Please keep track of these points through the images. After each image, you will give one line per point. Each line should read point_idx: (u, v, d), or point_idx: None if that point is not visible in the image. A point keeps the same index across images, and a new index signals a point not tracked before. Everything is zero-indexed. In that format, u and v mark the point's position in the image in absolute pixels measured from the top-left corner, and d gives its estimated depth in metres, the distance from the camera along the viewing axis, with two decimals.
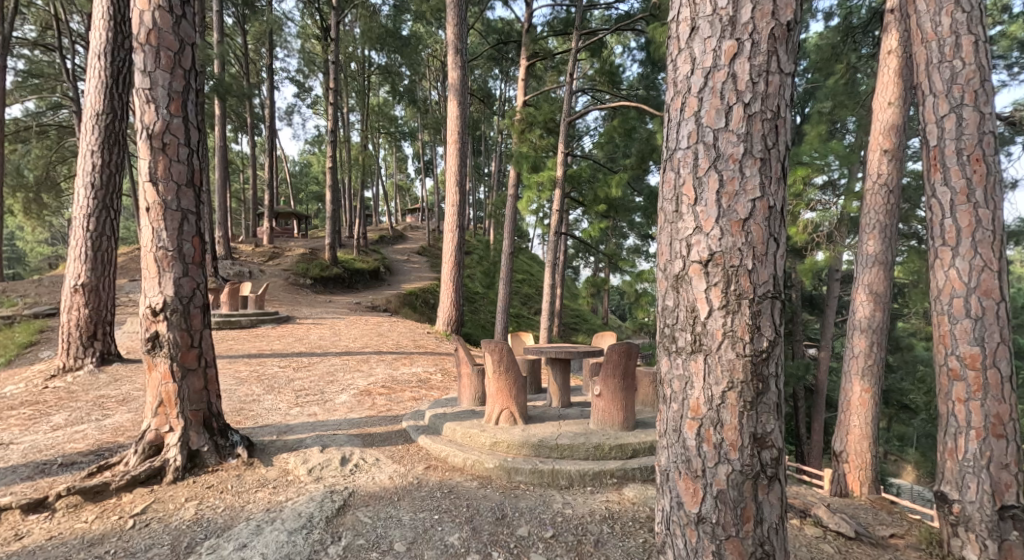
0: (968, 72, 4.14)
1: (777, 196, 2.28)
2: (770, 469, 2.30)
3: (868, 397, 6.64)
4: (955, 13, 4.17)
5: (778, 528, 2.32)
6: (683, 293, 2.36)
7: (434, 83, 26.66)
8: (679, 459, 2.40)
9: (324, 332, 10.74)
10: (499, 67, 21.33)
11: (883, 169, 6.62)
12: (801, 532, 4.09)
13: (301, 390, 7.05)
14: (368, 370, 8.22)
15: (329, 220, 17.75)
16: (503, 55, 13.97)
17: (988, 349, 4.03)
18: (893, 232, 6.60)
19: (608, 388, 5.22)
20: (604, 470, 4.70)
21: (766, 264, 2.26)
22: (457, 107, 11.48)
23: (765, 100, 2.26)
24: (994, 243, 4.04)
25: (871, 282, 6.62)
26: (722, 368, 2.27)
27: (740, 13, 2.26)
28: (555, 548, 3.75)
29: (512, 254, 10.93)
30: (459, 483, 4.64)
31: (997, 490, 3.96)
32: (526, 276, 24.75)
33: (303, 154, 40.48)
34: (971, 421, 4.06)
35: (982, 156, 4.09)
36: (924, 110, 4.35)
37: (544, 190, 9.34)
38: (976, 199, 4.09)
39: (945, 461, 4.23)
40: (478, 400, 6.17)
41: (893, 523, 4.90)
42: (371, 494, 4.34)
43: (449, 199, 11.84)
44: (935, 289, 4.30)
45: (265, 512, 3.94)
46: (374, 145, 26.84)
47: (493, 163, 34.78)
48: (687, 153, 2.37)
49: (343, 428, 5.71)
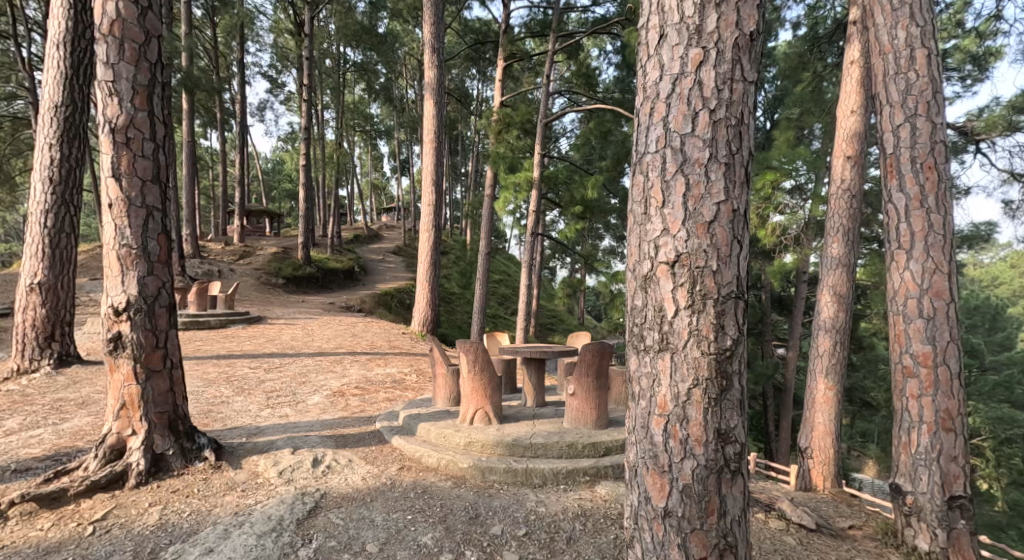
0: (922, 84, 4.33)
1: (740, 200, 2.38)
2: (733, 463, 2.39)
3: (832, 395, 6.87)
4: (910, 26, 4.37)
5: (741, 520, 2.40)
6: (651, 294, 2.43)
7: (410, 81, 26.49)
8: (646, 454, 2.46)
9: (297, 332, 10.62)
10: (478, 67, 21.39)
11: (847, 174, 6.86)
12: (766, 525, 4.21)
13: (272, 391, 6.95)
14: (342, 371, 8.17)
15: (302, 219, 17.51)
16: (480, 55, 14.01)
17: (939, 348, 4.21)
18: (855, 235, 6.85)
19: (581, 387, 5.31)
20: (577, 469, 4.77)
21: (730, 265, 2.35)
22: (433, 107, 11.46)
23: (730, 106, 2.34)
24: (945, 247, 4.24)
25: (835, 283, 6.85)
26: (687, 366, 2.35)
27: (705, 22, 2.34)
28: (528, 546, 3.79)
29: (488, 255, 10.94)
30: (432, 483, 4.65)
31: (947, 482, 4.14)
32: (502, 277, 24.77)
33: (276, 151, 39.85)
34: (923, 416, 4.25)
35: (934, 164, 4.28)
36: (881, 119, 4.53)
37: (521, 191, 9.42)
38: (928, 205, 4.28)
39: (900, 455, 4.41)
40: (453, 400, 6.19)
41: (851, 515, 5.10)
42: (343, 495, 4.33)
43: (425, 198, 11.78)
44: (891, 290, 4.48)
45: (233, 516, 3.89)
46: (350, 144, 26.49)
47: (470, 163, 34.78)
48: (655, 157, 2.44)
49: (315, 429, 5.66)
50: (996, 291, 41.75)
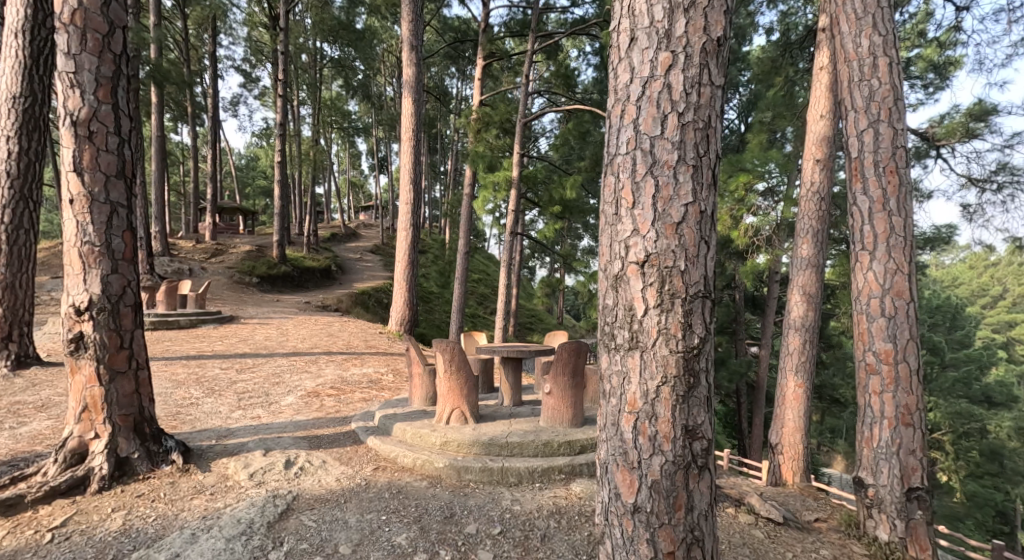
0: (884, 90, 4.47)
1: (708, 202, 2.42)
2: (700, 459, 2.43)
3: (801, 392, 7.04)
4: (872, 35, 4.51)
5: (708, 515, 2.46)
6: (621, 293, 2.47)
7: (389, 78, 26.23)
8: (617, 451, 2.50)
9: (270, 332, 10.44)
10: (457, 65, 21.34)
11: (816, 177, 7.03)
12: (735, 520, 4.32)
13: (244, 392, 6.83)
14: (317, 371, 8.07)
15: (277, 216, 17.22)
16: (459, 54, 13.95)
17: (900, 346, 4.35)
18: (824, 236, 7.03)
19: (557, 386, 5.35)
20: (552, 466, 4.81)
21: (697, 265, 2.40)
22: (411, 104, 11.38)
23: (698, 109, 2.39)
24: (905, 248, 4.38)
25: (804, 283, 7.02)
26: (656, 364, 2.39)
27: (674, 26, 2.38)
28: (502, 544, 3.81)
29: (467, 254, 10.93)
30: (408, 483, 4.64)
31: (906, 475, 4.29)
32: (481, 276, 24.76)
33: (250, 147, 39.07)
34: (884, 412, 4.39)
35: (896, 168, 4.42)
36: (846, 124, 4.65)
37: (499, 190, 9.46)
38: (890, 208, 4.42)
39: (862, 449, 4.55)
40: (429, 400, 6.17)
41: (817, 508, 5.25)
42: (316, 497, 4.28)
43: (404, 196, 11.68)
44: (855, 290, 4.61)
45: (201, 519, 3.82)
46: (326, 141, 26.10)
47: (448, 162, 34.61)
48: (626, 158, 2.48)
49: (288, 430, 5.58)
50: (957, 292, 43.31)
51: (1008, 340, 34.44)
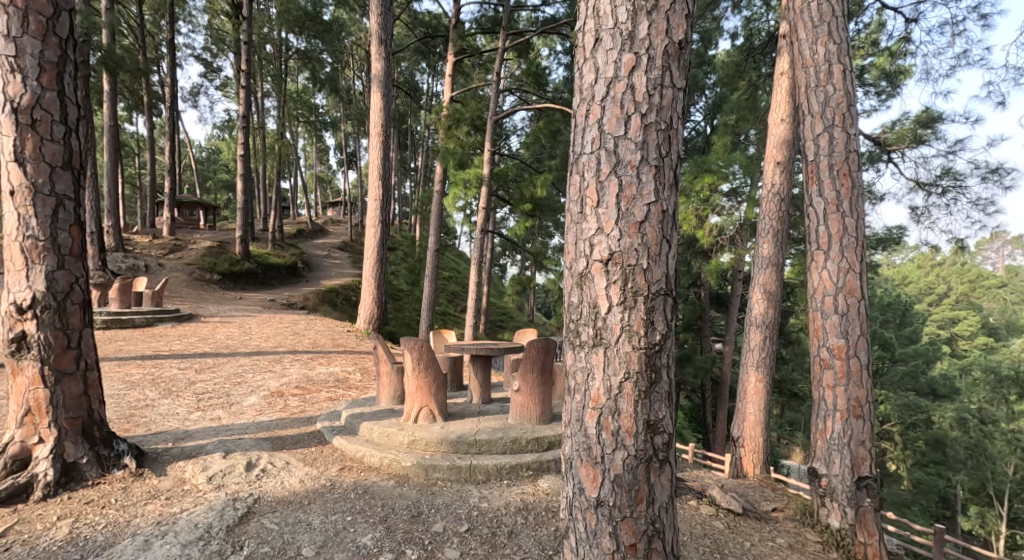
0: (838, 96, 4.63)
1: (669, 202, 2.48)
2: (661, 452, 2.49)
3: (762, 387, 7.25)
4: (827, 43, 4.68)
5: (668, 507, 2.52)
6: (587, 290, 2.50)
7: (357, 72, 25.83)
8: (581, 446, 2.54)
9: (233, 331, 10.18)
10: (426, 60, 21.14)
11: (776, 179, 7.23)
12: (696, 511, 4.45)
13: (204, 393, 6.65)
14: (281, 370, 7.91)
15: (240, 212, 16.78)
16: (429, 49, 13.82)
17: (851, 341, 4.53)
18: (783, 236, 7.27)
19: (526, 384, 5.38)
20: (520, 463, 4.84)
21: (659, 264, 2.45)
22: (380, 99, 11.23)
23: (660, 111, 2.44)
24: (857, 248, 4.56)
25: (765, 282, 7.23)
26: (618, 360, 2.44)
27: (637, 29, 2.43)
28: (469, 542, 3.82)
29: (436, 251, 10.86)
30: (374, 482, 4.60)
31: (856, 464, 4.48)
32: (452, 273, 24.66)
33: (211, 139, 37.93)
34: (836, 405, 4.57)
35: (848, 172, 4.60)
36: (803, 128, 4.81)
37: (470, 187, 9.31)
38: (843, 210, 4.59)
39: (816, 441, 4.73)
40: (397, 399, 6.12)
41: (775, 498, 5.43)
42: (278, 499, 4.21)
43: (372, 192, 11.53)
44: (811, 288, 4.78)
45: (155, 526, 3.71)
46: (292, 135, 25.51)
47: (418, 159, 34.33)
48: (591, 158, 2.51)
49: (250, 432, 5.47)
50: (907, 289, 45.39)
51: (952, 336, 36.34)
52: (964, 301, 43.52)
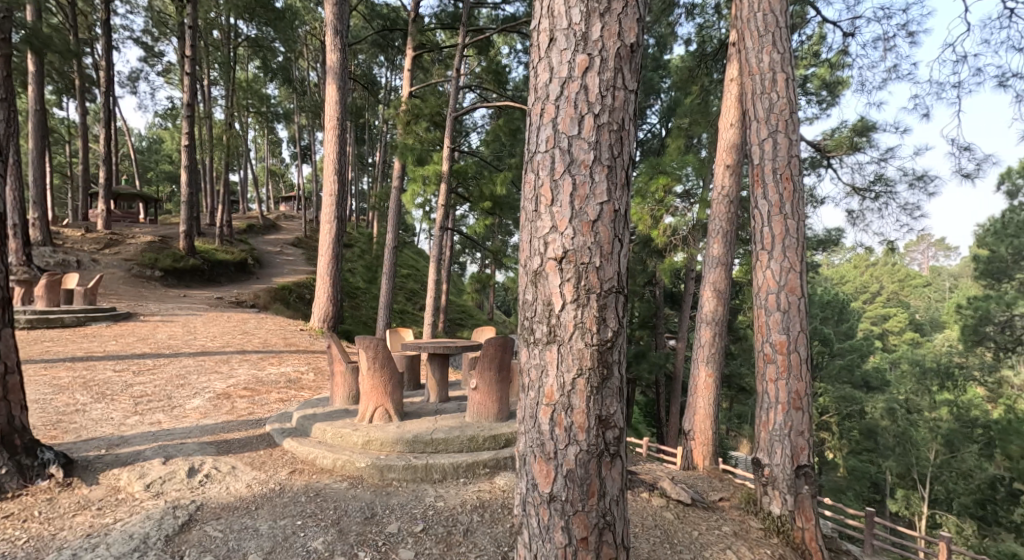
0: (781, 104, 4.83)
1: (621, 201, 2.53)
2: (613, 446, 2.54)
3: (711, 382, 7.49)
4: (772, 52, 4.88)
5: (619, 500, 2.57)
6: (541, 288, 2.53)
7: (311, 63, 25.16)
8: (535, 442, 2.57)
9: (175, 330, 9.75)
10: (385, 54, 20.80)
11: (726, 181, 7.47)
12: (648, 504, 4.60)
13: (142, 396, 6.35)
14: (228, 371, 7.64)
15: (184, 205, 16.06)
16: (387, 42, 13.61)
17: (792, 337, 4.74)
18: (732, 236, 7.54)
19: (483, 381, 5.38)
20: (475, 461, 4.84)
21: (611, 263, 2.49)
22: (335, 91, 10.96)
23: (612, 112, 2.48)
24: (798, 248, 4.78)
25: (715, 280, 7.49)
26: (572, 356, 2.47)
27: (590, 30, 2.46)
28: (424, 541, 3.79)
29: (395, 249, 10.71)
30: (326, 485, 4.50)
31: (796, 454, 4.68)
32: (410, 271, 24.43)
33: (152, 128, 36.16)
34: (778, 397, 4.77)
35: (791, 175, 4.80)
36: (750, 133, 4.99)
37: (428, 184, 9.31)
38: (785, 211, 4.80)
39: (760, 433, 4.92)
40: (352, 399, 6.02)
41: (722, 489, 5.65)
42: (223, 505, 4.06)
43: (328, 188, 11.27)
44: (756, 286, 4.97)
45: (84, 539, 3.53)
46: (241, 125, 24.60)
47: (376, 155, 33.84)
48: (545, 157, 2.54)
49: (194, 436, 5.26)
50: (845, 287, 48.01)
51: (883, 331, 38.69)
52: (894, 299, 46.59)
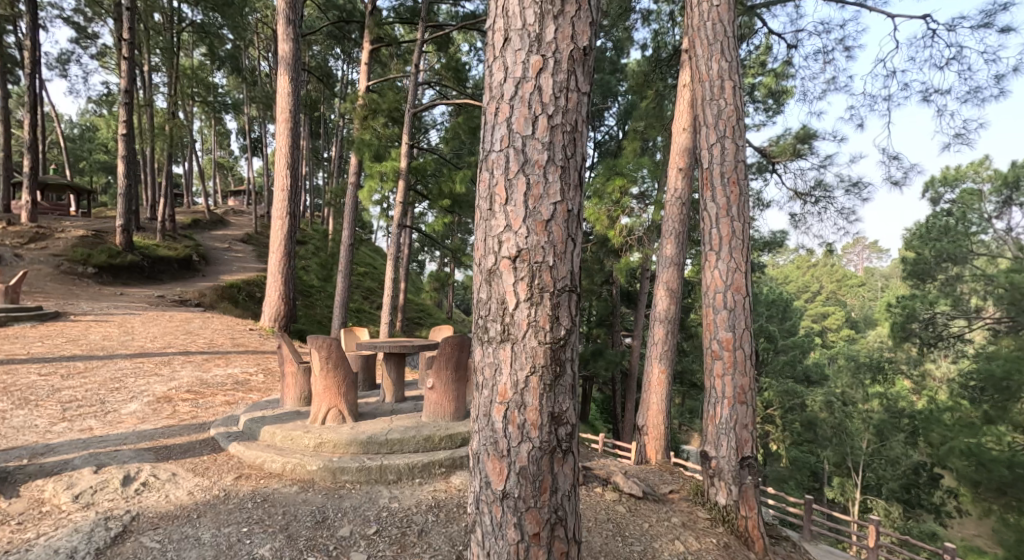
0: (729, 111, 5.01)
1: (574, 202, 2.56)
2: (565, 443, 2.57)
3: (664, 378, 7.68)
4: (721, 61, 5.05)
5: (570, 496, 2.60)
6: (495, 286, 2.54)
7: (262, 52, 24.33)
8: (488, 440, 2.58)
9: (110, 330, 9.24)
10: (340, 46, 20.37)
11: (678, 184, 7.68)
12: (601, 498, 4.71)
13: (71, 401, 6.00)
14: (169, 373, 7.32)
15: (122, 198, 15.23)
16: (343, 34, 13.32)
17: (738, 334, 4.92)
18: (684, 237, 7.76)
19: (440, 381, 5.36)
20: (431, 461, 4.81)
21: (565, 261, 2.53)
22: (288, 83, 10.67)
23: (566, 114, 2.52)
24: (743, 250, 4.96)
25: (668, 280, 7.71)
26: (525, 355, 2.49)
27: (544, 31, 2.49)
28: (378, 544, 3.74)
29: (351, 246, 10.51)
30: (275, 489, 4.38)
31: (740, 446, 4.86)
32: (367, 269, 24.03)
33: (85, 115, 34.07)
34: (725, 393, 4.95)
35: (737, 179, 4.98)
36: (700, 138, 5.16)
37: (387, 180, 9.13)
38: (732, 214, 4.99)
39: (708, 426, 5.08)
40: (303, 400, 5.88)
41: (672, 481, 5.83)
42: (161, 514, 3.90)
43: (279, 181, 10.92)
44: (704, 285, 5.14)
45: (3, 556, 3.32)
46: (186, 115, 23.53)
47: (332, 150, 33.15)
48: (499, 156, 2.55)
49: (130, 442, 5.01)
50: (789, 287, 50.37)
51: (824, 328, 40.90)
52: (832, 298, 49.35)
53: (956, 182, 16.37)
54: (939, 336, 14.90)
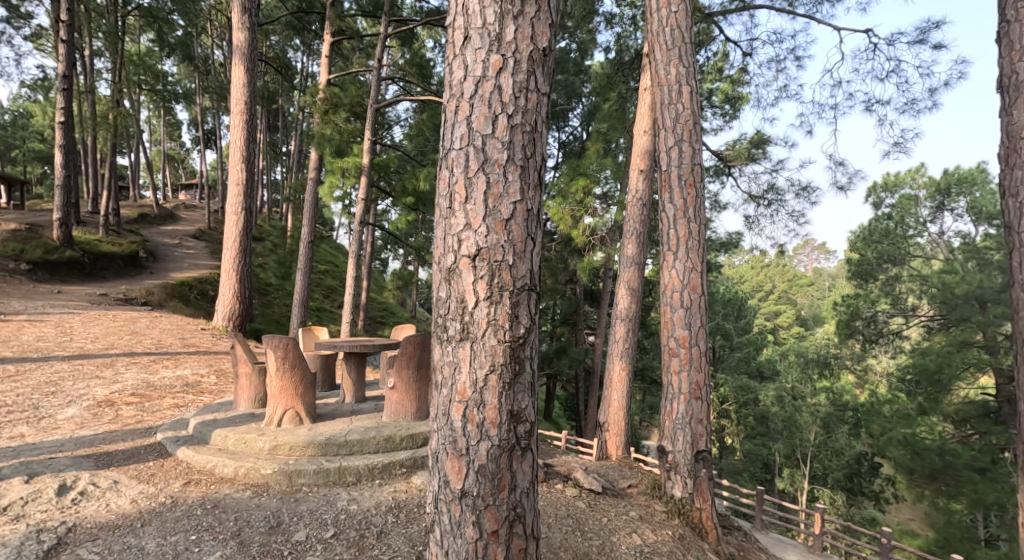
0: (686, 115, 5.14)
1: (534, 201, 2.57)
2: (524, 441, 2.59)
3: (625, 375, 7.81)
4: (678, 66, 5.17)
5: (529, 492, 2.62)
6: (454, 285, 2.53)
7: (215, 40, 23.47)
8: (447, 440, 2.57)
9: (47, 331, 8.75)
10: (299, 37, 19.86)
11: (639, 185, 7.81)
12: (562, 495, 4.77)
13: (2, 407, 5.66)
14: (113, 375, 7.00)
15: (60, 190, 14.42)
16: (302, 25, 13.00)
17: (694, 332, 5.05)
18: (644, 237, 7.92)
19: (401, 380, 5.31)
20: (392, 461, 4.75)
21: (524, 260, 2.54)
22: (243, 73, 10.33)
23: (526, 114, 2.53)
24: (699, 250, 5.10)
25: (629, 279, 7.84)
26: (484, 353, 2.50)
27: (504, 31, 2.49)
28: (335, 547, 3.68)
29: (310, 243, 10.28)
30: (227, 494, 4.25)
31: (696, 440, 4.99)
32: (328, 266, 23.57)
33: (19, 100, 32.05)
34: (681, 388, 5.07)
35: (694, 182, 5.11)
36: (659, 140, 5.27)
37: (349, 176, 8.97)
38: (689, 215, 5.12)
39: (665, 422, 5.19)
40: (257, 402, 5.71)
41: (631, 476, 5.94)
42: (99, 525, 3.73)
43: (234, 175, 10.58)
44: (662, 284, 5.25)
45: None
46: (132, 103, 22.48)
47: (291, 144, 32.31)
48: (459, 154, 2.54)
49: (66, 449, 4.77)
50: (744, 286, 52.09)
51: (776, 326, 42.44)
52: (784, 298, 51.36)
53: (896, 188, 17.21)
54: (880, 333, 15.71)
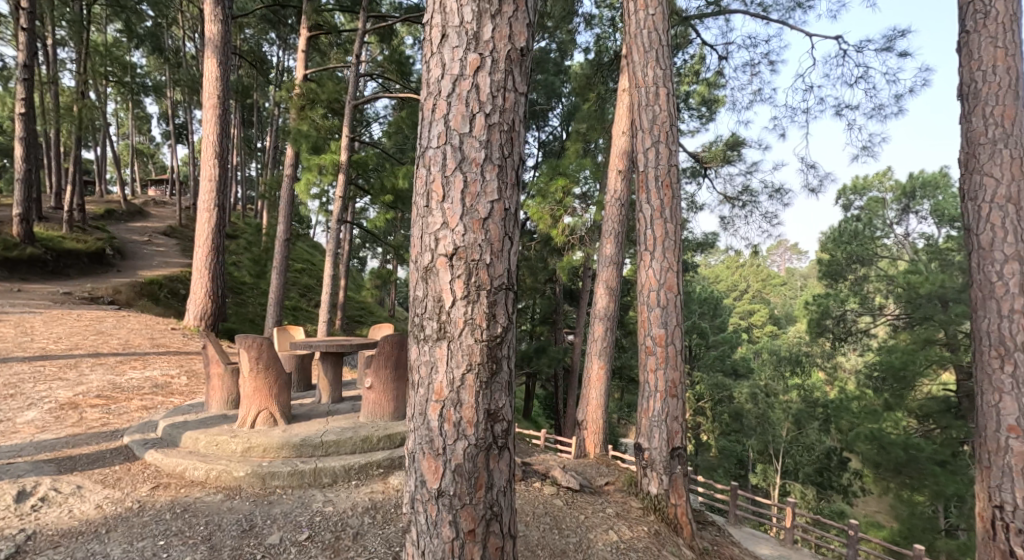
0: (663, 116, 5.20)
1: (511, 201, 2.57)
2: (500, 439, 2.59)
3: (603, 373, 7.86)
4: (655, 68, 5.22)
5: (506, 491, 2.62)
6: (431, 284, 2.53)
7: (187, 33, 22.92)
8: (423, 439, 2.56)
9: (7, 330, 8.46)
10: (275, 31, 19.53)
11: (617, 186, 7.87)
12: (540, 493, 4.79)
13: None
14: (77, 377, 6.80)
15: (20, 184, 13.93)
16: (278, 19, 12.78)
17: (670, 331, 5.11)
18: (623, 237, 8.00)
19: (379, 380, 5.28)
20: (369, 462, 4.72)
21: (502, 259, 2.54)
22: (216, 66, 10.12)
23: (503, 113, 2.53)
24: (675, 250, 5.17)
25: (607, 279, 7.88)
26: (461, 353, 2.49)
27: (482, 30, 2.49)
28: (309, 549, 3.64)
29: (286, 241, 10.13)
30: (198, 498, 4.17)
31: (671, 437, 5.05)
32: (305, 265, 23.23)
33: None
34: (658, 386, 5.13)
35: (671, 182, 5.17)
36: (637, 142, 5.32)
37: (326, 174, 8.86)
38: (665, 216, 5.18)
39: (642, 419, 5.25)
40: (230, 404, 5.61)
41: (608, 474, 5.99)
42: (61, 531, 3.62)
43: (206, 172, 10.35)
44: (639, 284, 5.31)
45: None
46: (98, 95, 21.82)
47: (266, 140, 31.77)
48: (436, 153, 2.54)
49: (27, 454, 4.63)
50: (720, 286, 52.86)
51: (750, 324, 43.15)
52: (757, 297, 52.29)
53: (864, 190, 17.67)
54: (848, 331, 16.13)
